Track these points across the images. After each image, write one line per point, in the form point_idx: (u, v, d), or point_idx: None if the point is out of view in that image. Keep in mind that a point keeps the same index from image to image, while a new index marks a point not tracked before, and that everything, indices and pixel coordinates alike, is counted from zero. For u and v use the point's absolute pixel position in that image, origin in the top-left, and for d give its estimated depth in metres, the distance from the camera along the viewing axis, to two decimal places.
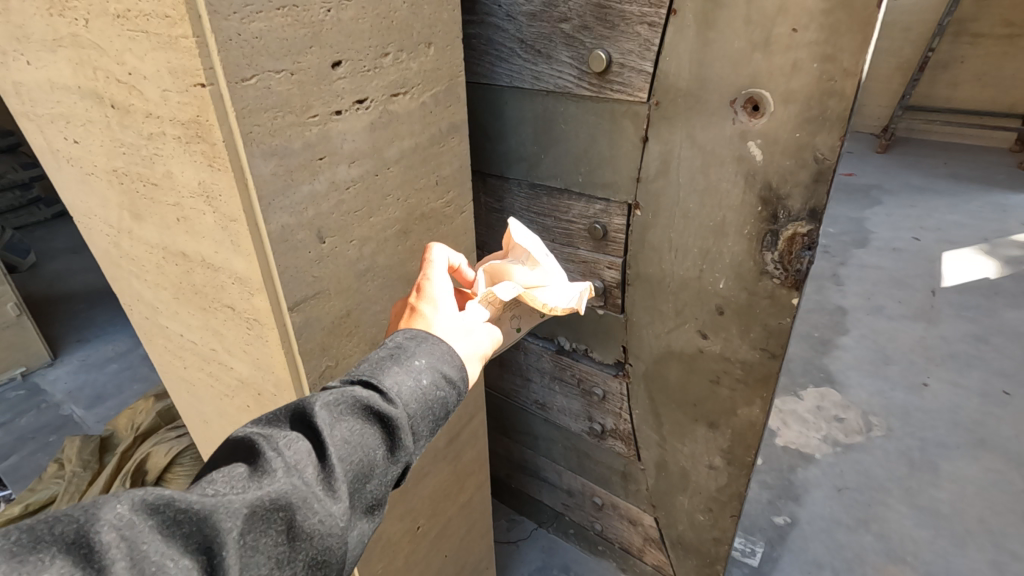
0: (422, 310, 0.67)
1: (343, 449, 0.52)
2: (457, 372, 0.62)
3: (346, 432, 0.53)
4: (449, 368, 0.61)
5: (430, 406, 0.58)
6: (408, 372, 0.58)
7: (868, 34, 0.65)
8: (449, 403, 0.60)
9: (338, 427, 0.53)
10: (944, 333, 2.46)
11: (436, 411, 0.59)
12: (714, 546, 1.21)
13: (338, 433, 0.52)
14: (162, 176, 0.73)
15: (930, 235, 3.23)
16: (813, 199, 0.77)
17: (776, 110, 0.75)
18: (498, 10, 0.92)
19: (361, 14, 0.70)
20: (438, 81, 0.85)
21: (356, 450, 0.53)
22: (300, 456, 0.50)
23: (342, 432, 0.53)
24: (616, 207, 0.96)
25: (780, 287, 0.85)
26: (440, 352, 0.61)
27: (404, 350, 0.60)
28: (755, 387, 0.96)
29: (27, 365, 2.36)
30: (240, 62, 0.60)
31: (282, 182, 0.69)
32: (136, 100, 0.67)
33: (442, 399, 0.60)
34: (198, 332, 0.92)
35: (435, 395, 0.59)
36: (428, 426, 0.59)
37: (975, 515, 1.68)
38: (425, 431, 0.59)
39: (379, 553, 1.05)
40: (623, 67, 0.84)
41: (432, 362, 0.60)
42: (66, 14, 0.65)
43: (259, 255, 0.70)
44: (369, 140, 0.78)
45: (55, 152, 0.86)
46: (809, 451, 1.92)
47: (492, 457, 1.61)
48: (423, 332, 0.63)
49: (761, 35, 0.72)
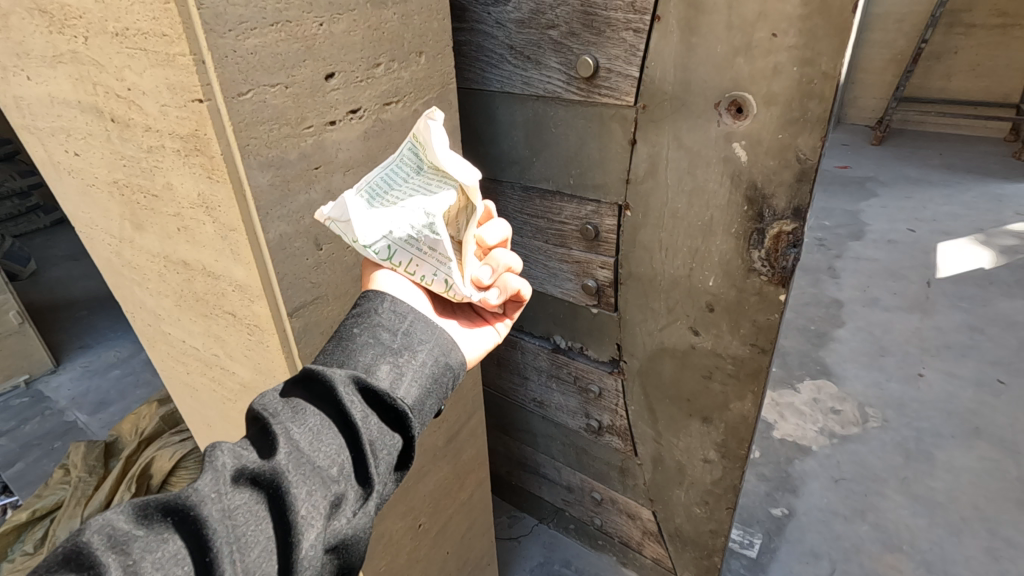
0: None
1: (281, 409, 0.55)
2: (391, 306, 0.65)
3: (282, 399, 0.56)
4: (376, 308, 0.65)
5: (363, 343, 0.61)
6: (331, 342, 0.62)
7: (845, 38, 0.67)
8: (388, 330, 0.63)
9: (271, 399, 0.56)
10: (939, 323, 2.48)
11: (373, 342, 0.62)
12: (711, 538, 1.24)
13: (274, 402, 0.56)
14: (162, 187, 0.75)
15: (925, 226, 3.25)
16: (797, 198, 0.79)
17: (759, 112, 0.77)
18: (487, 17, 0.94)
19: (353, 27, 0.72)
20: (430, 88, 0.87)
21: (299, 403, 0.56)
22: (246, 443, 0.53)
23: (280, 397, 0.56)
24: (607, 208, 0.98)
25: (767, 283, 0.87)
26: (361, 309, 0.65)
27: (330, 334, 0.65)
28: (746, 381, 0.98)
29: (30, 373, 2.38)
30: (237, 77, 0.62)
31: (280, 192, 0.71)
32: (136, 114, 0.69)
33: (375, 333, 0.63)
34: (200, 338, 0.94)
35: (364, 336, 0.62)
36: (375, 353, 0.61)
37: (970, 503, 1.71)
38: (371, 364, 0.60)
39: (381, 552, 1.07)
40: (609, 72, 0.86)
41: (357, 321, 0.64)
42: (65, 31, 0.67)
43: (258, 263, 0.72)
44: (363, 149, 0.80)
45: (57, 164, 0.88)
46: (806, 442, 1.94)
47: (492, 455, 1.63)
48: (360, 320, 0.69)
49: (742, 40, 0.74)
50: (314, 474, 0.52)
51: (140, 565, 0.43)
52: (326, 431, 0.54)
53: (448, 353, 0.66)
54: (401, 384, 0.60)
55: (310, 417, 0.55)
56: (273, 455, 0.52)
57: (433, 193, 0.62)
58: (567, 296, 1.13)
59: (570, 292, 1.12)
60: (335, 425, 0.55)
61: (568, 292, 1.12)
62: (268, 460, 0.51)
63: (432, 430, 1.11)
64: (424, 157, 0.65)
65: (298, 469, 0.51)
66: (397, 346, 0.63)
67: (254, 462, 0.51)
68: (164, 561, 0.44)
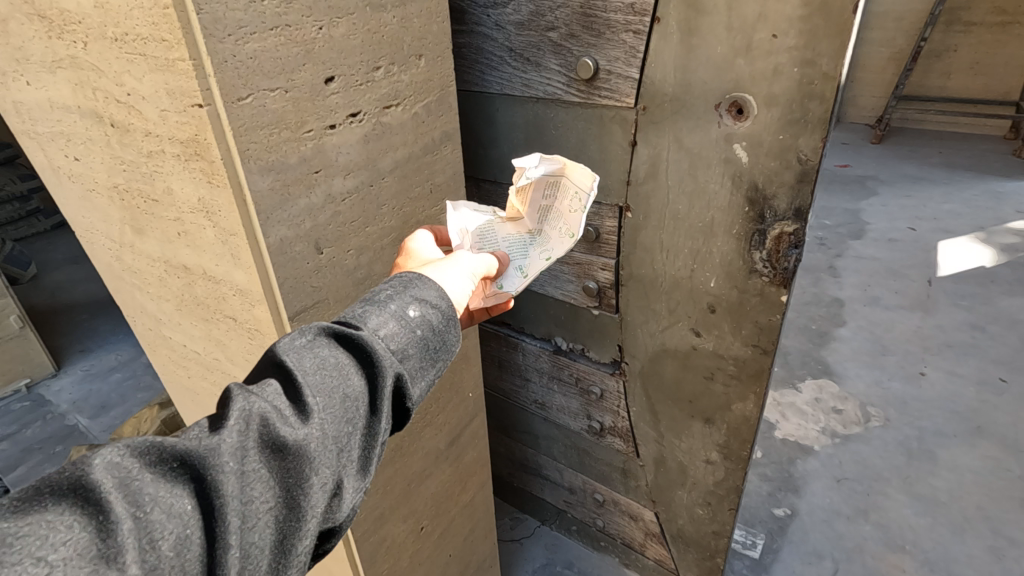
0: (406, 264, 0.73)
1: (316, 375, 0.51)
2: (439, 296, 0.62)
3: (321, 361, 0.52)
4: (422, 289, 0.61)
5: (406, 328, 0.57)
6: (377, 304, 0.58)
7: (845, 39, 0.67)
8: (431, 323, 0.60)
9: (308, 357, 0.52)
10: (940, 322, 2.48)
11: (417, 330, 0.58)
12: (714, 538, 1.23)
13: (312, 363, 0.52)
14: (162, 192, 0.75)
15: (926, 224, 3.24)
16: (798, 199, 0.79)
17: (759, 114, 0.77)
18: (487, 19, 0.94)
19: (352, 30, 0.72)
20: (429, 91, 0.87)
21: (334, 374, 0.52)
22: (274, 396, 0.50)
23: (316, 356, 0.52)
24: (608, 210, 0.97)
25: (768, 284, 0.87)
26: (410, 282, 0.62)
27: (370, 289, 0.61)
28: (749, 382, 0.98)
29: (32, 377, 2.38)
30: (236, 82, 0.62)
31: (280, 197, 0.70)
32: (136, 120, 0.69)
33: (421, 320, 0.59)
34: (202, 342, 0.94)
35: (411, 318, 0.58)
36: (414, 344, 0.58)
37: (972, 501, 1.71)
38: (412, 354, 0.58)
39: (384, 555, 1.07)
40: (610, 74, 0.86)
41: (405, 293, 0.60)
42: (65, 36, 0.67)
43: (259, 268, 0.72)
44: (364, 152, 0.80)
45: (56, 169, 0.88)
46: (808, 442, 1.94)
47: (494, 457, 1.63)
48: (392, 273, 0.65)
49: (742, 41, 0.74)
50: (332, 461, 0.50)
51: (152, 520, 0.40)
52: (350, 414, 0.52)
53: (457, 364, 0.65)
54: (420, 384, 0.59)
55: (342, 395, 0.52)
56: (303, 429, 0.49)
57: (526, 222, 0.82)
58: (569, 298, 1.13)
59: (572, 294, 1.12)
60: (359, 410, 0.53)
61: (570, 294, 1.12)
62: (296, 434, 0.48)
63: (433, 432, 1.10)
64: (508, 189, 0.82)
65: (322, 454, 0.50)
66: (435, 344, 0.60)
67: (281, 430, 0.48)
68: (176, 516, 0.41)
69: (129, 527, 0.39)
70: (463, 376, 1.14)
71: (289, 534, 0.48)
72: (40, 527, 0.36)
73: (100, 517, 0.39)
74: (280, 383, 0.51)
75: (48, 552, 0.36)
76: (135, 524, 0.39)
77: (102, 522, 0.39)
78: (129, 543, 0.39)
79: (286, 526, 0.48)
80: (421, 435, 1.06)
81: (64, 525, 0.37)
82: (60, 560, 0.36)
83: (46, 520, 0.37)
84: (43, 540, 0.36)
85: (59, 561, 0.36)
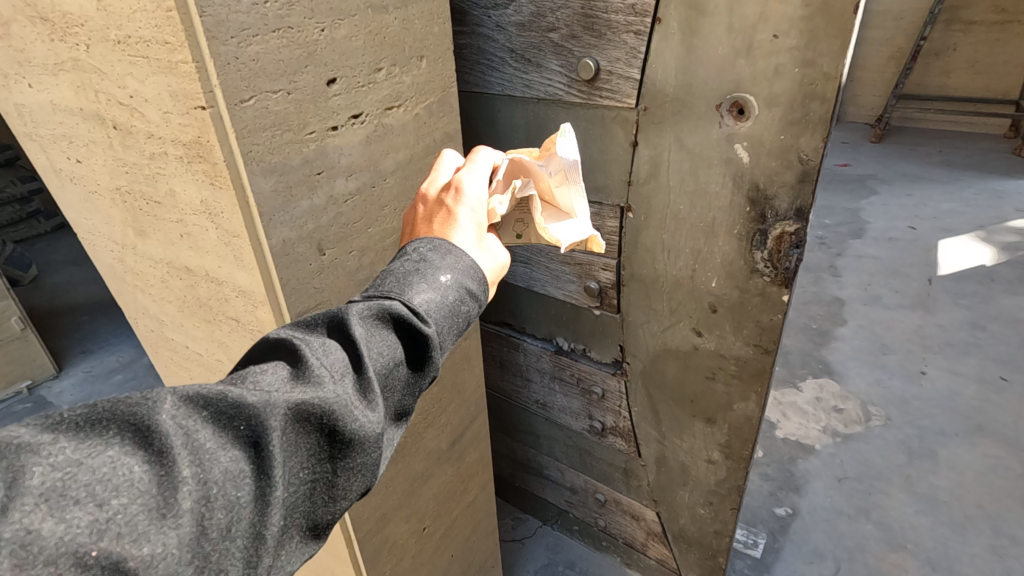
0: (458, 213, 0.60)
1: (379, 357, 0.50)
2: (480, 289, 0.58)
3: (383, 343, 0.50)
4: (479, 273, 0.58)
5: (456, 320, 0.55)
6: (440, 286, 0.54)
7: (846, 39, 0.67)
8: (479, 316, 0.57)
9: (374, 335, 0.50)
10: (941, 321, 2.48)
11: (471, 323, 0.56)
12: (716, 538, 1.24)
13: (377, 342, 0.50)
14: (164, 194, 0.75)
15: (926, 223, 3.24)
16: (799, 199, 0.79)
17: (760, 114, 0.77)
18: (488, 20, 0.94)
19: (354, 32, 0.72)
20: (431, 92, 0.87)
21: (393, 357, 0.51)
22: (340, 367, 0.48)
23: (379, 334, 0.50)
24: (609, 210, 0.97)
25: (770, 284, 0.88)
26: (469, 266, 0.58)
27: (428, 262, 0.55)
28: (750, 381, 0.98)
29: (33, 378, 2.38)
30: (239, 84, 0.62)
31: (282, 199, 0.71)
32: (138, 122, 0.70)
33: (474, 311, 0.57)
34: (204, 343, 0.94)
35: (461, 309, 0.55)
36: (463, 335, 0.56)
37: (973, 500, 1.71)
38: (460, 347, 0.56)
39: (387, 555, 1.07)
40: (611, 74, 0.86)
41: (462, 278, 0.56)
42: (67, 39, 0.67)
43: (261, 269, 0.72)
44: (366, 153, 0.80)
45: (58, 171, 0.88)
46: (809, 441, 1.94)
47: (496, 457, 1.63)
48: (444, 242, 0.58)
49: (743, 41, 0.74)
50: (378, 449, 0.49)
51: (209, 478, 0.40)
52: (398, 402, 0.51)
53: None
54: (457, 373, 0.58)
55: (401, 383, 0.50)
56: (362, 414, 0.47)
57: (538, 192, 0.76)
58: (570, 298, 1.13)
59: (573, 294, 1.12)
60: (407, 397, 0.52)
61: (571, 294, 1.12)
62: (356, 420, 0.47)
63: (435, 432, 1.10)
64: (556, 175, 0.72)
65: (374, 442, 0.48)
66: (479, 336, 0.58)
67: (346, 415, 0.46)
68: (231, 478, 0.41)
69: (188, 484, 0.39)
70: (465, 376, 1.14)
71: (324, 511, 0.47)
72: (108, 464, 0.37)
73: (161, 468, 0.39)
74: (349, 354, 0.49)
75: (111, 497, 0.36)
76: (193, 482, 0.39)
77: (162, 472, 0.39)
78: (186, 502, 0.38)
79: (324, 503, 0.47)
80: (422, 436, 1.06)
81: (127, 470, 0.38)
82: (119, 505, 0.36)
83: (111, 460, 0.37)
84: (107, 481, 0.37)
85: (119, 506, 0.36)
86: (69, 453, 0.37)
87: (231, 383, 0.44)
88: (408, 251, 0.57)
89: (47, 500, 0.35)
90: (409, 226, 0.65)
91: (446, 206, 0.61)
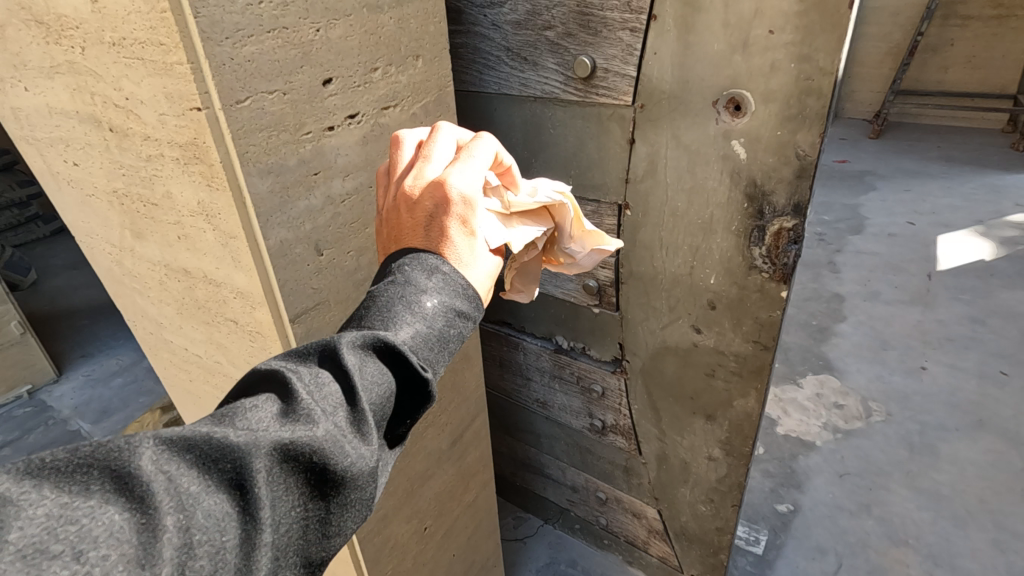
0: (451, 227, 0.58)
1: (371, 387, 0.49)
2: (474, 304, 0.59)
3: (376, 375, 0.50)
4: (463, 291, 0.58)
5: (446, 339, 0.56)
6: (426, 312, 0.54)
7: (841, 34, 0.67)
8: (464, 334, 0.58)
9: (368, 368, 0.49)
10: (941, 316, 2.48)
11: (452, 345, 0.56)
12: (717, 535, 1.24)
13: (369, 372, 0.49)
14: (162, 197, 0.75)
15: (925, 218, 3.24)
16: (797, 195, 0.79)
17: (757, 110, 0.77)
18: (483, 20, 0.94)
19: (350, 32, 0.72)
20: (427, 92, 0.87)
21: (383, 386, 0.50)
22: (331, 400, 0.47)
23: (370, 362, 0.50)
24: (607, 208, 0.97)
25: (768, 280, 0.88)
26: (461, 287, 0.58)
27: (415, 284, 0.55)
28: (750, 378, 0.98)
29: (33, 383, 2.38)
30: (234, 85, 0.62)
31: (279, 199, 0.71)
32: (134, 123, 0.69)
33: (457, 330, 0.57)
34: (203, 345, 0.94)
35: (449, 327, 0.56)
36: (446, 355, 0.56)
37: (974, 495, 1.71)
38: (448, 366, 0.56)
39: (389, 555, 1.07)
40: (607, 72, 0.86)
41: (450, 302, 0.56)
42: (62, 41, 0.67)
43: (259, 269, 0.72)
44: (362, 153, 0.80)
45: (55, 175, 0.88)
46: (810, 438, 1.94)
47: (496, 457, 1.63)
48: (431, 259, 0.58)
49: (739, 38, 0.74)
50: (370, 479, 0.49)
51: (194, 523, 0.39)
52: None
53: None
54: None
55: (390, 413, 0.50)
56: (353, 449, 0.47)
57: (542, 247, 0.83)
58: (569, 297, 1.13)
59: (572, 293, 1.12)
60: None
61: (569, 292, 1.12)
62: (347, 455, 0.46)
63: (435, 432, 1.10)
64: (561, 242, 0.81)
65: (366, 477, 0.48)
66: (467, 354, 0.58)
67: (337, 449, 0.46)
68: (216, 523, 0.40)
69: (171, 530, 0.38)
70: (464, 376, 1.14)
71: (316, 550, 0.46)
72: (87, 515, 0.36)
73: (144, 514, 0.38)
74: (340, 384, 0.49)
75: (89, 548, 0.35)
76: (176, 528, 0.38)
77: (144, 519, 0.38)
78: (168, 550, 0.37)
79: (316, 541, 0.46)
80: (422, 436, 1.06)
81: (108, 518, 0.36)
82: (98, 557, 0.35)
83: (89, 510, 0.36)
84: (87, 531, 0.36)
85: (97, 558, 0.35)
86: (43, 505, 0.35)
87: (219, 422, 0.44)
88: (391, 273, 0.57)
89: (23, 557, 0.33)
90: (390, 223, 0.62)
91: (439, 220, 0.59)
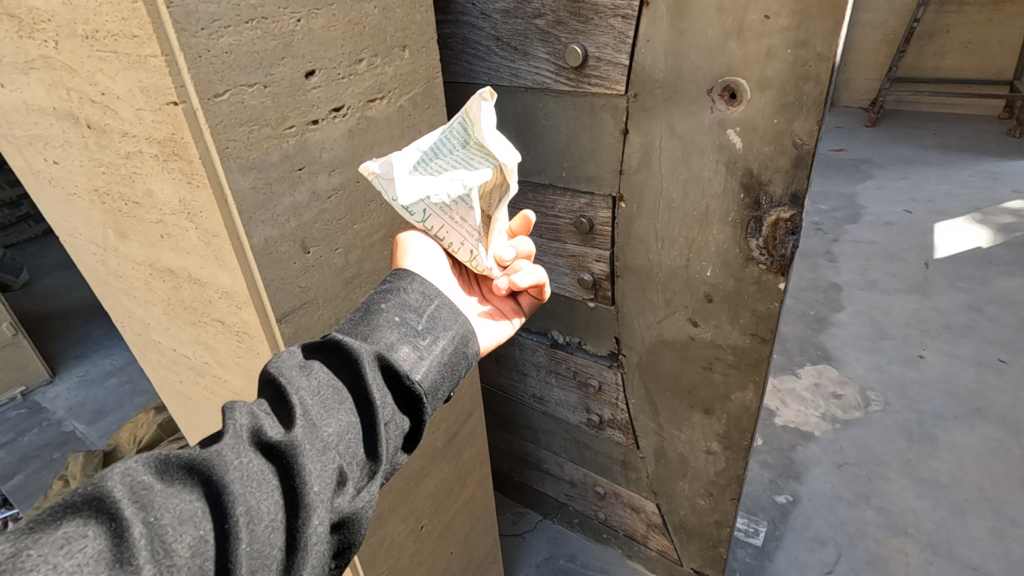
0: None
1: (299, 378, 0.52)
2: (418, 285, 0.65)
3: (302, 368, 0.53)
4: (401, 289, 0.64)
5: (382, 322, 0.60)
6: (348, 322, 0.61)
7: (839, 18, 0.65)
8: (410, 310, 0.62)
9: (291, 363, 0.54)
10: (938, 304, 2.47)
11: (393, 319, 0.60)
12: (716, 528, 1.23)
13: (293, 369, 0.53)
14: (143, 195, 0.73)
15: (922, 206, 3.23)
16: (794, 184, 0.78)
17: (752, 98, 0.75)
18: (472, 8, 0.91)
19: (333, 22, 0.70)
20: (415, 84, 0.85)
21: (317, 374, 0.53)
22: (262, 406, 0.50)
23: (298, 364, 0.54)
24: (601, 200, 0.96)
25: (766, 272, 0.86)
26: (387, 285, 0.64)
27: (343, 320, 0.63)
28: (748, 371, 0.97)
29: (27, 384, 2.37)
30: (212, 78, 0.60)
31: (262, 196, 0.69)
32: (112, 120, 0.67)
33: (395, 311, 0.61)
34: (191, 346, 0.92)
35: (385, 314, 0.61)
36: (393, 333, 0.59)
37: (973, 483, 1.70)
38: (398, 340, 0.59)
39: (385, 554, 1.06)
40: (599, 61, 0.84)
41: (377, 301, 0.62)
42: (35, 36, 0.65)
43: (243, 269, 0.70)
44: (348, 147, 0.78)
45: (36, 174, 0.86)
46: (808, 428, 1.93)
47: (493, 452, 1.62)
48: None
49: (733, 23, 0.72)
50: (331, 452, 0.49)
51: (163, 524, 0.40)
52: (340, 406, 0.52)
53: (467, 342, 0.64)
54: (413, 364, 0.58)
55: (330, 392, 0.52)
56: (292, 429, 0.48)
57: (474, 168, 0.66)
58: (563, 291, 1.11)
59: (566, 287, 1.10)
60: (349, 402, 0.53)
61: (564, 286, 1.10)
62: (287, 433, 0.48)
63: (430, 431, 1.09)
64: (471, 133, 0.68)
65: (319, 448, 0.49)
66: (422, 328, 0.61)
67: (273, 431, 0.48)
68: (185, 518, 0.41)
69: (140, 533, 0.39)
70: None
71: (302, 525, 0.46)
72: (64, 536, 0.37)
73: (116, 524, 0.39)
74: (271, 395, 0.52)
75: (66, 559, 0.36)
76: (144, 531, 0.40)
77: (116, 530, 0.39)
78: (141, 544, 0.39)
79: (297, 517, 0.46)
80: None
81: (82, 532, 0.38)
82: (74, 566, 0.36)
83: (64, 532, 0.38)
84: (64, 547, 0.37)
85: (73, 568, 0.36)
86: (17, 537, 0.37)
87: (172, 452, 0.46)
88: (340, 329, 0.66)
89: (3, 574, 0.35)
90: None
91: None
